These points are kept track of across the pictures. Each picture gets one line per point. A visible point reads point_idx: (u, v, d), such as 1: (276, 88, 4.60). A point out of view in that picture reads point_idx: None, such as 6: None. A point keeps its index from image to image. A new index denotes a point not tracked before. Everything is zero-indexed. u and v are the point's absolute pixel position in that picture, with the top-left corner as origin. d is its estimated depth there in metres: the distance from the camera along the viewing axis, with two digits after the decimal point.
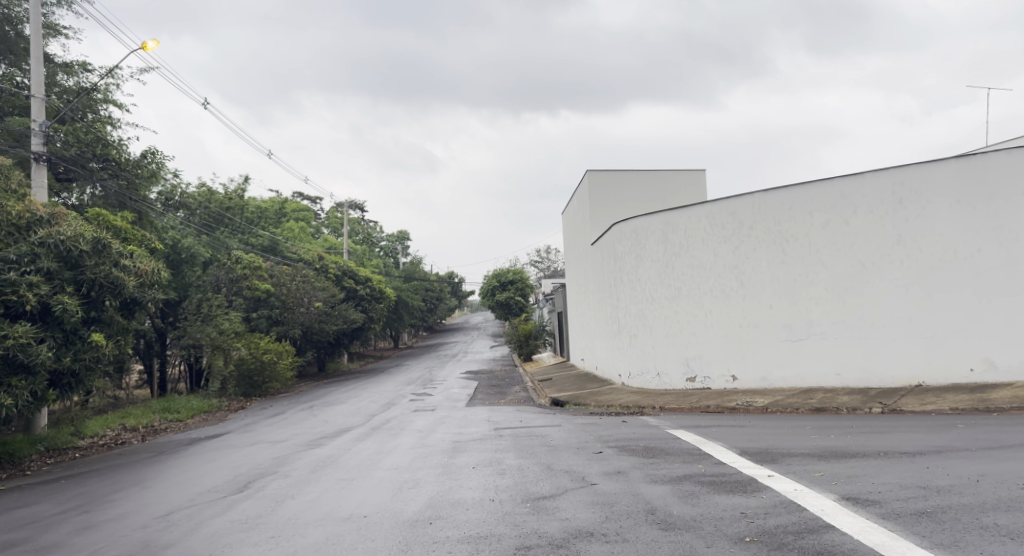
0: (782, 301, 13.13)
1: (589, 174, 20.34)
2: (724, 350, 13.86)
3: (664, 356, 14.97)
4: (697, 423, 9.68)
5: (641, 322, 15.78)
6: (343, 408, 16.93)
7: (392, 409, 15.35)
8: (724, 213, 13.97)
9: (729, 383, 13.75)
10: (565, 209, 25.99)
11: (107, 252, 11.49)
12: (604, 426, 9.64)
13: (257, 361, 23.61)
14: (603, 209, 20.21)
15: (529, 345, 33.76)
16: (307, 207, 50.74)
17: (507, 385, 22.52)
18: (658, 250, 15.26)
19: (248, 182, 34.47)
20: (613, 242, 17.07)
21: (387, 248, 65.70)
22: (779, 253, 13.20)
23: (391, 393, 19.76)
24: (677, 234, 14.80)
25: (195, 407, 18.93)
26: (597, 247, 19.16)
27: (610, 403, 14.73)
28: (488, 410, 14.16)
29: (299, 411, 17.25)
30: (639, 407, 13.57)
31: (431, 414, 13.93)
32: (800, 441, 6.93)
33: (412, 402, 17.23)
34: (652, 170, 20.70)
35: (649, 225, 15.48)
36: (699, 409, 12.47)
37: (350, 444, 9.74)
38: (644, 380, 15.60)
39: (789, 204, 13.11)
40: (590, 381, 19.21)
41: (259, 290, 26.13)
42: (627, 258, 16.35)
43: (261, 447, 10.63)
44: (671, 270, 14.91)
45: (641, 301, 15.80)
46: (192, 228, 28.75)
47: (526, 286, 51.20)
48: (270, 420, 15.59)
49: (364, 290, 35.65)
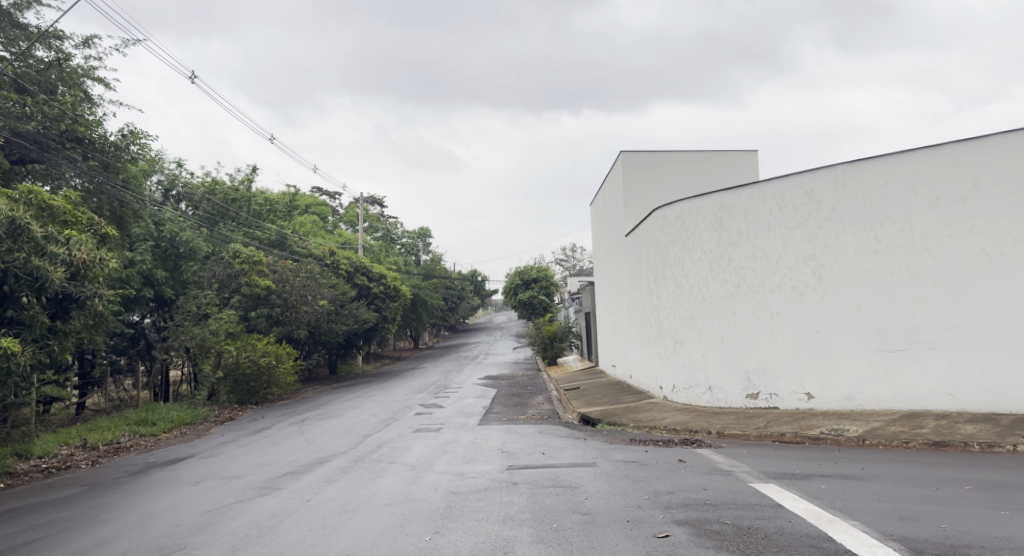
0: (873, 301, 10.52)
1: (623, 155, 17.67)
2: (796, 361, 11.33)
3: (718, 367, 12.45)
4: (783, 467, 7.06)
5: (688, 326, 13.20)
6: (337, 424, 14.55)
7: (391, 428, 12.94)
8: (796, 192, 11.38)
9: (804, 402, 11.19)
10: (597, 197, 23.32)
11: (27, 236, 9.19)
12: (655, 470, 7.06)
13: (253, 366, 21.29)
14: (639, 194, 17.59)
15: (554, 348, 31.18)
16: (322, 202, 48.79)
17: (528, 393, 19.98)
18: (711, 239, 12.66)
19: (256, 171, 32.42)
20: (653, 230, 14.49)
21: (408, 245, 63.55)
22: (870, 240, 10.57)
23: (396, 404, 17.35)
24: (736, 219, 12.21)
25: (175, 419, 16.72)
26: (633, 238, 16.57)
27: (653, 423, 12.14)
28: (503, 433, 11.62)
29: (286, 426, 14.88)
30: (692, 433, 10.97)
31: (435, 436, 11.48)
32: (993, 527, 4.33)
33: (418, 417, 14.81)
34: (694, 151, 18.02)
35: (700, 208, 12.87)
36: (771, 437, 9.86)
37: (313, 490, 7.30)
38: (691, 395, 13.08)
39: (884, 178, 10.47)
40: (625, 392, 16.60)
41: (258, 288, 23.85)
42: (670, 249, 13.76)
43: (209, 486, 8.26)
44: (727, 263, 12.37)
45: (688, 301, 13.20)
46: (190, 220, 26.76)
47: (551, 284, 48.61)
48: (247, 440, 13.25)
49: (377, 288, 33.29)
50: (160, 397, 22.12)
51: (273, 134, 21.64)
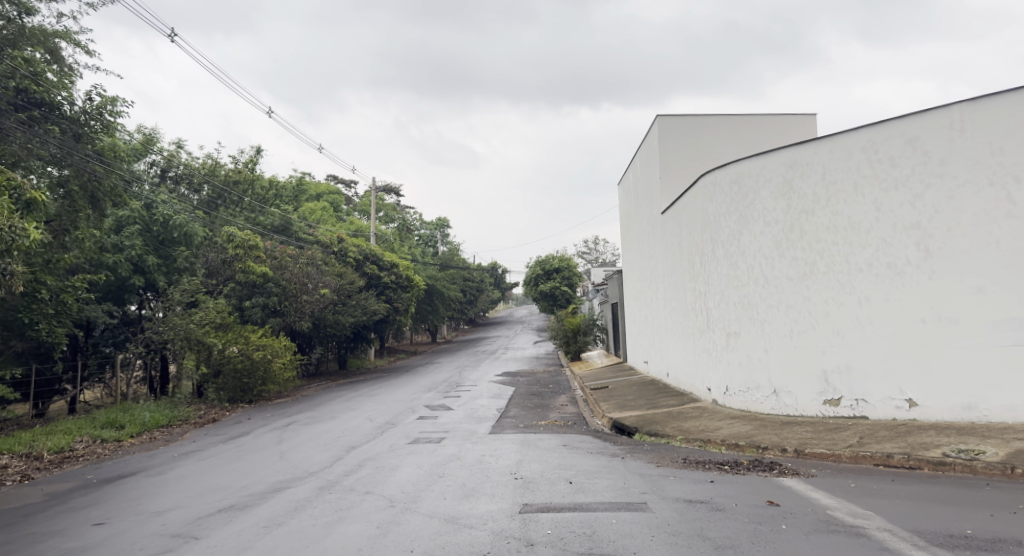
0: (1004, 281, 8.12)
1: (661, 119, 15.27)
2: (892, 360, 8.98)
3: (787, 366, 10.19)
4: (937, 524, 4.73)
5: (748, 315, 10.88)
6: (327, 430, 12.37)
7: (385, 437, 10.71)
8: (894, 140, 8.94)
9: (902, 411, 8.85)
10: (626, 173, 20.90)
11: None
12: (743, 527, 4.75)
13: (247, 360, 19.26)
14: (679, 164, 15.17)
15: (577, 342, 28.85)
16: (335, 190, 46.76)
17: (550, 393, 17.66)
18: (777, 206, 10.33)
19: (259, 152, 30.44)
20: (701, 201, 12.12)
21: (426, 237, 61.52)
22: (999, 201, 8.15)
23: (399, 406, 15.11)
24: (810, 180, 9.87)
25: (148, 421, 14.56)
26: (673, 214, 14.22)
27: (705, 434, 9.84)
28: (519, 447, 9.32)
29: (268, 432, 12.68)
30: (760, 450, 8.63)
31: (433, 450, 9.20)
32: None
33: (421, 422, 12.55)
34: (743, 115, 15.56)
35: (764, 168, 10.53)
36: (872, 459, 7.50)
37: (240, 544, 5.08)
38: (750, 400, 10.81)
39: (1018, 120, 8.05)
40: (663, 393, 14.27)
41: (253, 273, 21.55)
42: (721, 222, 11.45)
43: (112, 526, 6.00)
44: (798, 236, 10.03)
45: (746, 284, 10.90)
46: (185, 203, 24.84)
47: (574, 275, 46.03)
48: (223, 451, 11.12)
49: (388, 277, 31.00)
50: (158, 392, 20.23)
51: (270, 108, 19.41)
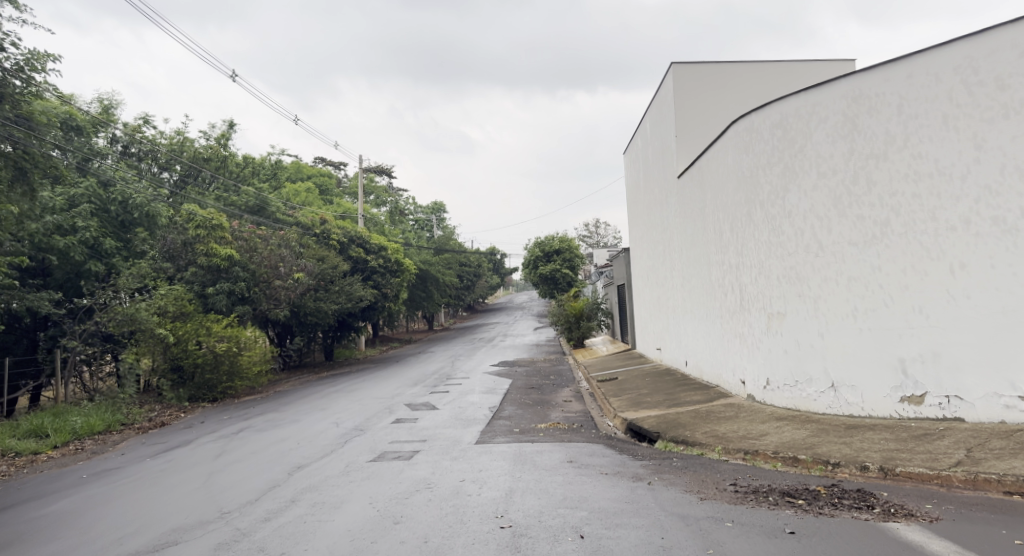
0: None
1: (676, 67, 13.03)
2: (998, 344, 6.81)
3: (851, 353, 8.06)
4: None
5: (797, 290, 8.74)
6: (284, 437, 10.22)
7: (344, 450, 8.54)
8: (1002, 54, 6.73)
9: (1015, 412, 6.69)
10: (633, 138, 18.67)
11: None
12: None
13: (209, 354, 17.17)
14: (698, 119, 12.94)
15: (580, 327, 26.69)
16: (322, 172, 44.44)
17: (551, 386, 15.53)
18: (837, 152, 8.14)
19: (233, 127, 28.19)
20: (733, 153, 9.93)
21: (420, 220, 59.13)
22: None
23: (375, 405, 12.94)
24: (880, 116, 7.68)
25: (80, 427, 12.36)
26: (693, 175, 12.03)
27: (750, 442, 7.71)
28: (511, 466, 7.17)
29: (211, 442, 10.51)
30: (830, 468, 6.48)
31: (399, 473, 7.03)
32: None
33: (396, 428, 10.40)
34: (771, 62, 13.30)
35: (818, 105, 8.36)
36: (1002, 487, 5.35)
37: None
38: (801, 396, 8.71)
39: None
40: (683, 386, 12.14)
41: (217, 256, 19.32)
42: (761, 177, 9.28)
43: None
44: (866, 188, 7.84)
45: (796, 253, 8.72)
46: (145, 181, 22.57)
47: (575, 256, 43.81)
48: (148, 468, 8.96)
49: (376, 260, 28.70)
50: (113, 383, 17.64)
51: (233, 71, 17.13)
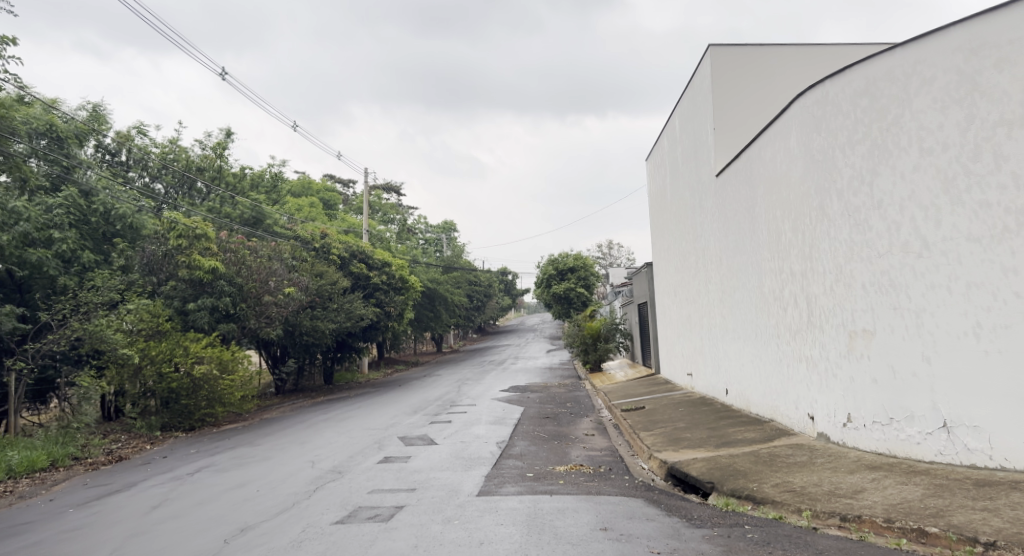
0: None
1: (716, 50, 11.23)
2: None
3: (972, 383, 6.10)
4: None
5: (892, 302, 6.81)
6: (243, 482, 8.30)
7: (307, 504, 6.64)
8: None
9: None
10: (659, 141, 16.89)
11: None
12: None
13: (185, 378, 15.43)
14: (740, 108, 11.13)
15: (597, 350, 24.69)
16: (328, 188, 43.01)
17: (568, 417, 13.56)
18: (949, 119, 6.26)
19: (230, 136, 26.76)
20: (798, 134, 8.08)
21: (430, 240, 57.57)
22: None
23: (362, 439, 11.04)
24: (1015, 69, 5.81)
25: (17, 464, 10.50)
26: (739, 168, 10.17)
27: (845, 501, 5.73)
28: (523, 535, 5.23)
29: (157, 486, 8.61)
30: (983, 551, 4.51)
31: (369, 545, 5.09)
32: None
33: (382, 470, 8.47)
34: (825, 45, 11.50)
35: (921, 63, 6.51)
36: None
37: None
38: (899, 437, 6.73)
39: None
40: (728, 420, 10.16)
41: (200, 270, 17.60)
42: (839, 159, 7.42)
43: None
44: (993, 165, 5.93)
45: (891, 254, 6.80)
46: (133, 191, 20.94)
47: (589, 274, 41.92)
48: (63, 523, 7.04)
49: (378, 277, 26.91)
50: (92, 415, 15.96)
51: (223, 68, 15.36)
